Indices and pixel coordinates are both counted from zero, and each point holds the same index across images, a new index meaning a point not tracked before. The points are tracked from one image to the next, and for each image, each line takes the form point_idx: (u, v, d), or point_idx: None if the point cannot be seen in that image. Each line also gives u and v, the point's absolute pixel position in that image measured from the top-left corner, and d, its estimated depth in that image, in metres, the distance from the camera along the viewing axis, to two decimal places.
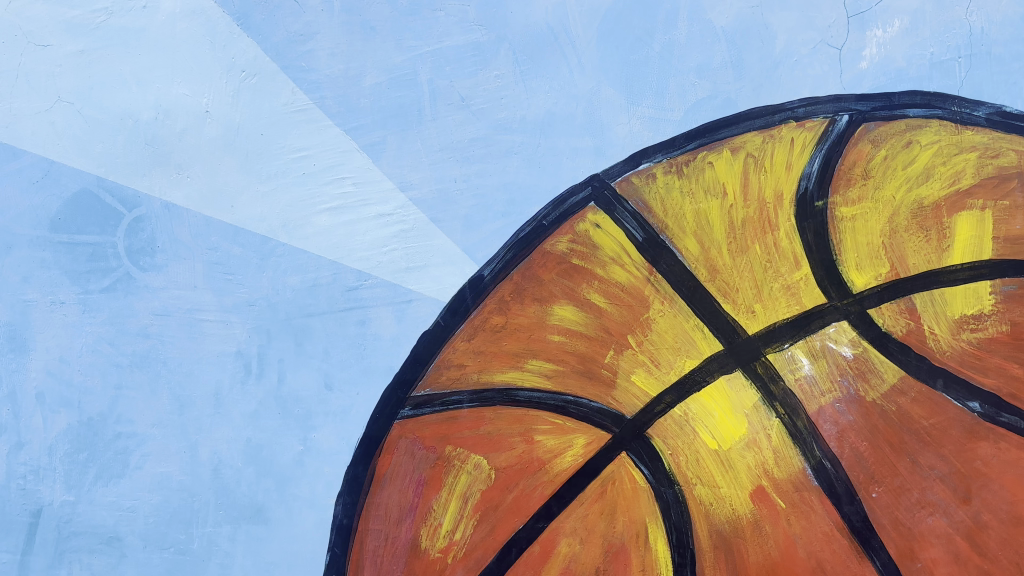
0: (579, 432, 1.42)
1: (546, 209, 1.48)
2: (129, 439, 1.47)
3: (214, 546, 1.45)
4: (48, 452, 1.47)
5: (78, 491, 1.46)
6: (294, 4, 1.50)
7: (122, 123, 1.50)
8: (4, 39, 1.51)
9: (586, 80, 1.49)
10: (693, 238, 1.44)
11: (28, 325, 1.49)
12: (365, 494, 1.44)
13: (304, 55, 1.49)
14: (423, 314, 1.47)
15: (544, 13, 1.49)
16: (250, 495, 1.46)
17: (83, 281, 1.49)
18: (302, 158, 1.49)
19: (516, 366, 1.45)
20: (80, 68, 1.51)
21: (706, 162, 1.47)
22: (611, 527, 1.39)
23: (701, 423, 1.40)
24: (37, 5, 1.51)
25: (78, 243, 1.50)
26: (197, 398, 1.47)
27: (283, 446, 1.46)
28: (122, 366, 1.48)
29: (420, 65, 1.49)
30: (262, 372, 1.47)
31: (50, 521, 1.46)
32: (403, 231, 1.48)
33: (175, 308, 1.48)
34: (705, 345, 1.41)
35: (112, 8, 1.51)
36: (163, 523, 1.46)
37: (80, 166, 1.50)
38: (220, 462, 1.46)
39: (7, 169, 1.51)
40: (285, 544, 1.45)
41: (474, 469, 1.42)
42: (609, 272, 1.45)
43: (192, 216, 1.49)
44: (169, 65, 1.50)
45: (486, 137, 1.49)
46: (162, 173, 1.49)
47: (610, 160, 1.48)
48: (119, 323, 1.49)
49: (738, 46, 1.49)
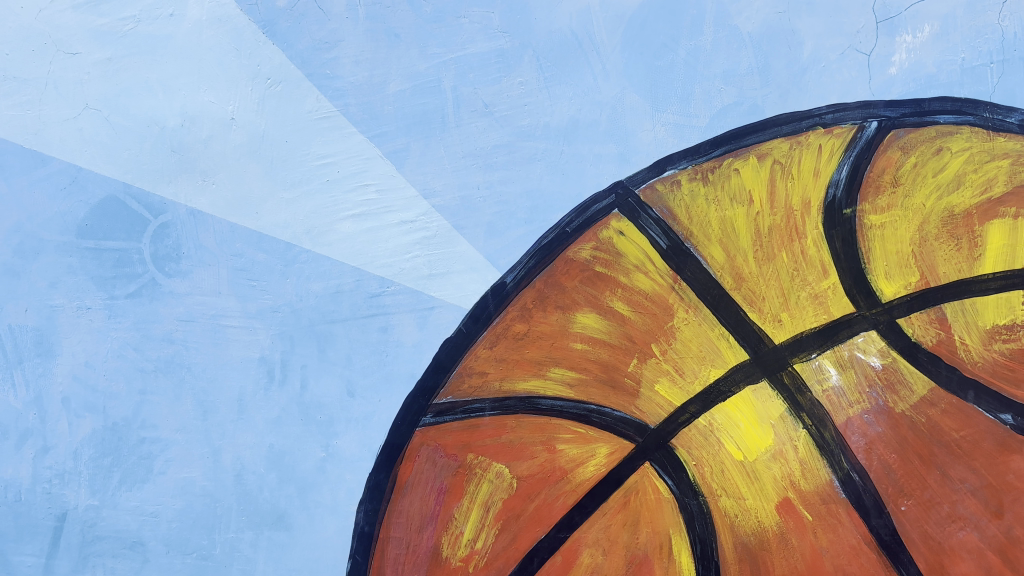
0: (601, 442, 1.41)
1: (569, 216, 1.47)
2: (153, 445, 1.48)
3: (236, 552, 1.45)
4: (73, 456, 1.48)
5: (102, 495, 1.47)
6: (318, 12, 1.50)
7: (149, 131, 1.51)
8: (33, 47, 1.52)
9: (610, 87, 1.48)
10: (719, 245, 1.42)
11: (55, 330, 1.50)
12: (386, 501, 1.44)
13: (329, 62, 1.50)
14: (445, 321, 1.47)
15: (568, 19, 1.49)
16: (272, 501, 1.46)
17: (109, 287, 1.51)
18: (325, 165, 1.50)
19: (538, 374, 1.43)
20: (108, 75, 1.52)
21: (732, 169, 1.45)
22: (634, 539, 1.38)
23: (726, 434, 1.38)
24: (67, 14, 1.52)
25: (105, 248, 1.51)
26: (221, 404, 1.47)
27: (306, 453, 1.46)
28: (146, 371, 1.49)
29: (444, 71, 1.49)
30: (285, 378, 1.47)
31: (74, 525, 1.47)
32: (426, 238, 1.48)
33: (200, 314, 1.49)
34: (730, 354, 1.39)
35: (140, 16, 1.52)
36: (186, 528, 1.46)
37: (107, 172, 1.51)
38: (243, 468, 1.46)
39: (35, 175, 1.52)
40: (307, 551, 1.45)
41: (495, 477, 1.41)
42: (632, 281, 1.44)
43: (217, 222, 1.49)
44: (195, 72, 1.51)
45: (509, 143, 1.48)
46: (187, 180, 1.50)
47: (634, 167, 1.47)
48: (144, 328, 1.50)
49: (764, 52, 1.47)
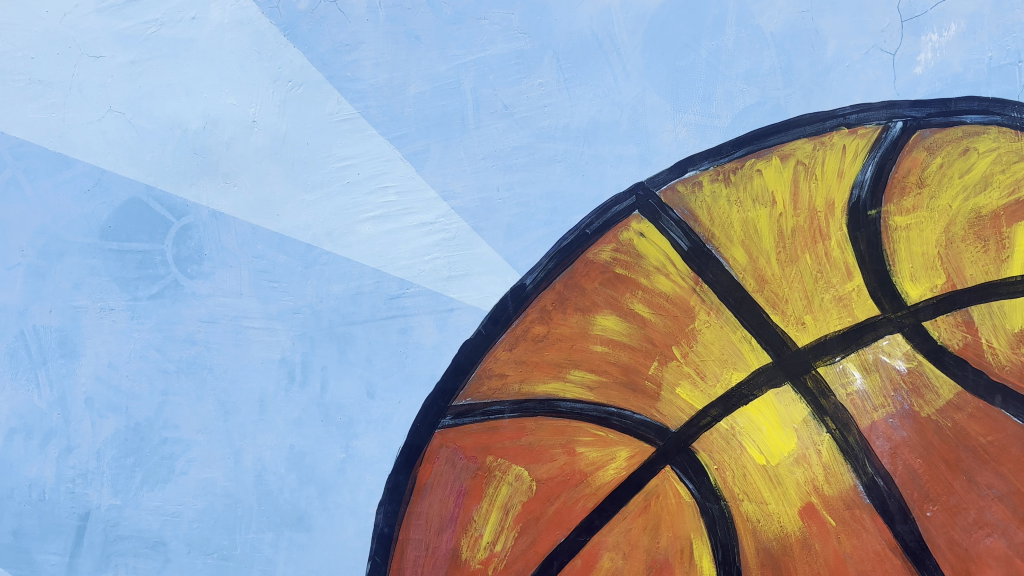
0: (621, 445, 1.40)
1: (589, 218, 1.46)
2: (175, 445, 1.49)
3: (257, 552, 1.46)
4: (96, 456, 1.49)
5: (125, 495, 1.48)
6: (339, 15, 1.51)
7: (172, 120, 1.52)
8: (59, 50, 1.54)
9: (631, 88, 1.47)
10: (741, 247, 1.41)
11: (79, 331, 1.52)
12: (406, 502, 1.44)
13: (349, 65, 1.50)
14: (464, 322, 1.47)
15: (588, 20, 1.48)
16: (292, 502, 1.46)
17: (132, 288, 1.52)
18: (346, 167, 1.50)
19: (557, 376, 1.43)
20: (132, 74, 1.54)
21: (755, 170, 1.43)
22: (654, 543, 1.36)
23: (748, 438, 1.37)
24: (91, 17, 1.53)
25: (128, 250, 1.52)
26: (242, 405, 1.48)
27: (325, 454, 1.46)
28: (169, 372, 1.50)
29: (464, 73, 1.49)
30: (305, 379, 1.47)
31: (98, 524, 1.49)
32: (445, 240, 1.48)
33: (221, 315, 1.50)
34: (752, 357, 1.38)
35: (162, 20, 1.53)
36: (207, 528, 1.47)
37: (130, 175, 1.53)
38: (263, 469, 1.47)
39: (60, 178, 1.53)
40: (327, 552, 1.45)
41: (521, 481, 1.41)
42: (649, 276, 1.44)
43: (238, 224, 1.50)
44: (217, 75, 1.52)
45: (529, 145, 1.48)
46: (210, 182, 1.51)
47: (655, 168, 1.46)
48: (167, 329, 1.51)
49: (787, 52, 1.46)
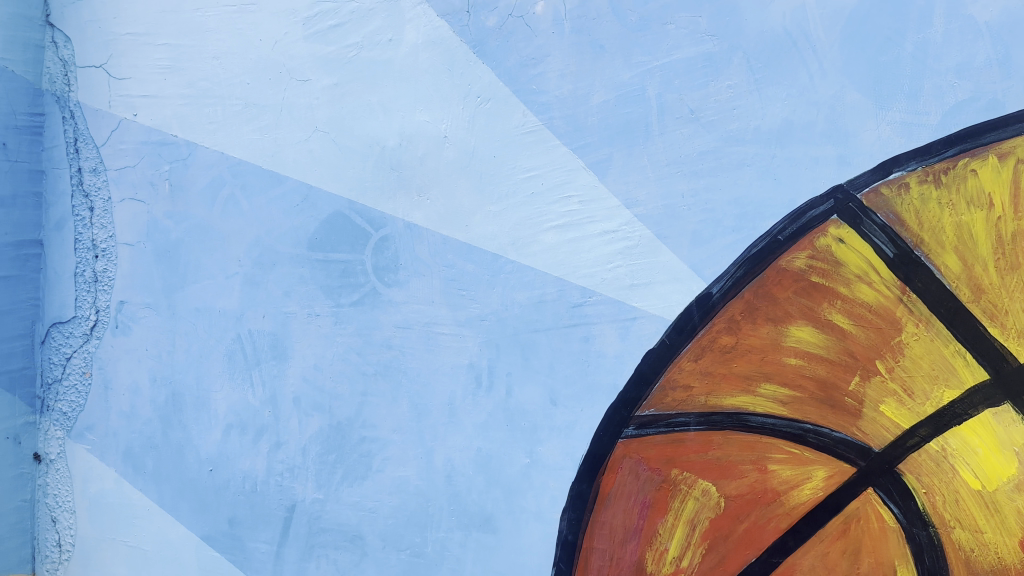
0: (818, 464, 1.34)
1: (782, 223, 1.39)
2: (372, 443, 1.57)
3: (446, 551, 1.51)
4: (303, 452, 1.60)
5: (327, 490, 1.58)
6: (526, 28, 1.53)
7: (378, 141, 1.62)
8: (271, 76, 1.66)
9: (828, 86, 1.39)
10: (954, 254, 1.31)
11: (288, 334, 1.64)
12: (590, 511, 1.44)
13: (536, 77, 1.53)
14: (648, 331, 1.44)
15: (781, 18, 1.41)
16: (479, 503, 1.50)
17: (334, 295, 1.62)
18: (532, 178, 1.52)
19: (746, 389, 1.38)
20: (343, 91, 1.64)
21: (970, 170, 1.32)
22: (854, 568, 1.32)
23: (961, 461, 1.29)
24: (299, 43, 1.65)
25: (331, 260, 1.62)
26: (433, 408, 1.54)
27: (512, 459, 1.49)
28: (367, 375, 1.58)
29: (649, 80, 1.47)
30: (491, 385, 1.51)
31: (302, 516, 1.59)
32: (629, 248, 1.46)
33: (415, 321, 1.57)
34: (967, 373, 1.29)
35: (362, 43, 1.61)
36: (400, 526, 1.54)
37: (333, 190, 1.63)
38: (453, 470, 1.52)
39: (272, 192, 1.66)
40: (513, 555, 1.48)
41: (710, 492, 1.38)
42: (860, 283, 1.35)
43: (430, 235, 1.56)
44: (411, 93, 1.59)
45: (716, 149, 1.44)
46: (405, 196, 1.58)
47: (856, 169, 1.37)
48: (365, 334, 1.59)
49: (1006, 41, 1.33)
